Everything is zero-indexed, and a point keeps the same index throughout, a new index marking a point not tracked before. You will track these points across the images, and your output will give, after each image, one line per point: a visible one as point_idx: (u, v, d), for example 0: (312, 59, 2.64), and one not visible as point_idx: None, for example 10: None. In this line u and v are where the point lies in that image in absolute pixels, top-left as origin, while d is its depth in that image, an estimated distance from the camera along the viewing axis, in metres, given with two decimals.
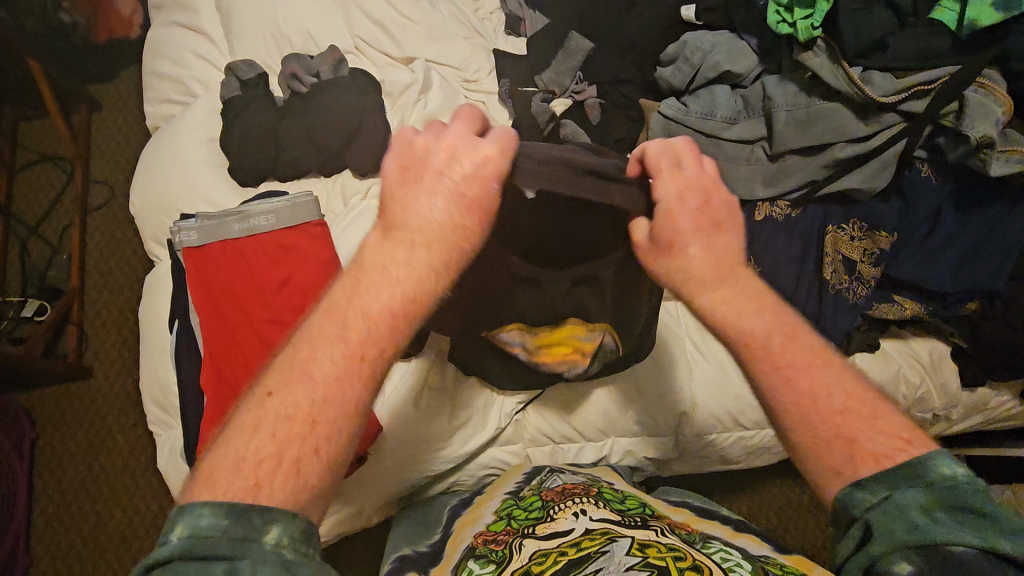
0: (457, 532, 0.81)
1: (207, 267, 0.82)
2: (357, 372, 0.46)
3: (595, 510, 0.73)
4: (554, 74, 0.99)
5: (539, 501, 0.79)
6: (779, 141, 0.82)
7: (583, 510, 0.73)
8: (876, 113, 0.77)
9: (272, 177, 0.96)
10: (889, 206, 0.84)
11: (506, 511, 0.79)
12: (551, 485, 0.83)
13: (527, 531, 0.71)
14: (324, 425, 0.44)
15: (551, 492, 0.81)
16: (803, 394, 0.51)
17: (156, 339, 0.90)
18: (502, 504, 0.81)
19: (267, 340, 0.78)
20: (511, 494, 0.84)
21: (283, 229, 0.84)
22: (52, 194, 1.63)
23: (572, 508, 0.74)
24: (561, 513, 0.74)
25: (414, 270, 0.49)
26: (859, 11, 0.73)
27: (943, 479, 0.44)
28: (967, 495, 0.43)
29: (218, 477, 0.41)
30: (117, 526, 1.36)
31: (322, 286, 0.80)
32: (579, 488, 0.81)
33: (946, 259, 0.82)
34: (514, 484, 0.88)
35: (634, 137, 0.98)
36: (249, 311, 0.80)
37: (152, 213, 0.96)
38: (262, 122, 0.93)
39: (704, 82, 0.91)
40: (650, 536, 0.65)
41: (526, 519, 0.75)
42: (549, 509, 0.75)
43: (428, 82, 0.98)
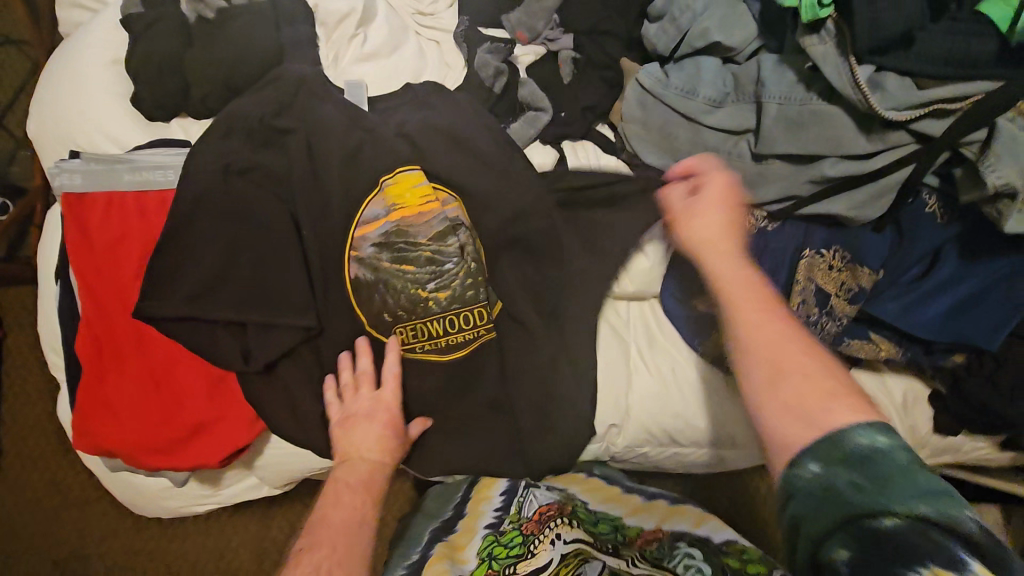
0: (434, 560, 0.81)
1: (83, 219, 0.72)
2: (363, 507, 0.64)
3: (570, 531, 0.81)
4: (522, 15, 0.87)
5: (521, 535, 0.81)
6: (765, 140, 0.70)
7: (558, 534, 0.80)
8: (883, 130, 0.65)
9: (183, 113, 0.85)
10: (881, 237, 0.72)
11: (488, 551, 0.80)
12: (528, 512, 0.84)
13: (508, 569, 0.77)
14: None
15: (530, 521, 0.83)
16: (829, 405, 0.45)
17: (46, 286, 0.82)
18: (484, 543, 0.82)
19: (154, 338, 0.72)
20: (490, 528, 0.84)
21: (89, 206, 0.72)
22: (14, 87, 1.33)
23: (550, 535, 0.80)
24: (541, 544, 0.79)
25: (368, 461, 0.68)
26: None
27: (860, 446, 0.43)
28: (880, 458, 0.42)
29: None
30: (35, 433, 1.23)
31: (135, 268, 0.71)
32: (555, 508, 0.84)
33: (937, 305, 0.70)
34: (492, 514, 0.86)
35: (606, 106, 0.87)
36: (131, 302, 0.72)
37: (48, 145, 0.86)
38: (163, 48, 0.80)
39: (689, 52, 0.76)
40: (620, 564, 0.77)
41: (507, 558, 0.78)
42: (529, 542, 0.80)
43: (370, 13, 0.87)
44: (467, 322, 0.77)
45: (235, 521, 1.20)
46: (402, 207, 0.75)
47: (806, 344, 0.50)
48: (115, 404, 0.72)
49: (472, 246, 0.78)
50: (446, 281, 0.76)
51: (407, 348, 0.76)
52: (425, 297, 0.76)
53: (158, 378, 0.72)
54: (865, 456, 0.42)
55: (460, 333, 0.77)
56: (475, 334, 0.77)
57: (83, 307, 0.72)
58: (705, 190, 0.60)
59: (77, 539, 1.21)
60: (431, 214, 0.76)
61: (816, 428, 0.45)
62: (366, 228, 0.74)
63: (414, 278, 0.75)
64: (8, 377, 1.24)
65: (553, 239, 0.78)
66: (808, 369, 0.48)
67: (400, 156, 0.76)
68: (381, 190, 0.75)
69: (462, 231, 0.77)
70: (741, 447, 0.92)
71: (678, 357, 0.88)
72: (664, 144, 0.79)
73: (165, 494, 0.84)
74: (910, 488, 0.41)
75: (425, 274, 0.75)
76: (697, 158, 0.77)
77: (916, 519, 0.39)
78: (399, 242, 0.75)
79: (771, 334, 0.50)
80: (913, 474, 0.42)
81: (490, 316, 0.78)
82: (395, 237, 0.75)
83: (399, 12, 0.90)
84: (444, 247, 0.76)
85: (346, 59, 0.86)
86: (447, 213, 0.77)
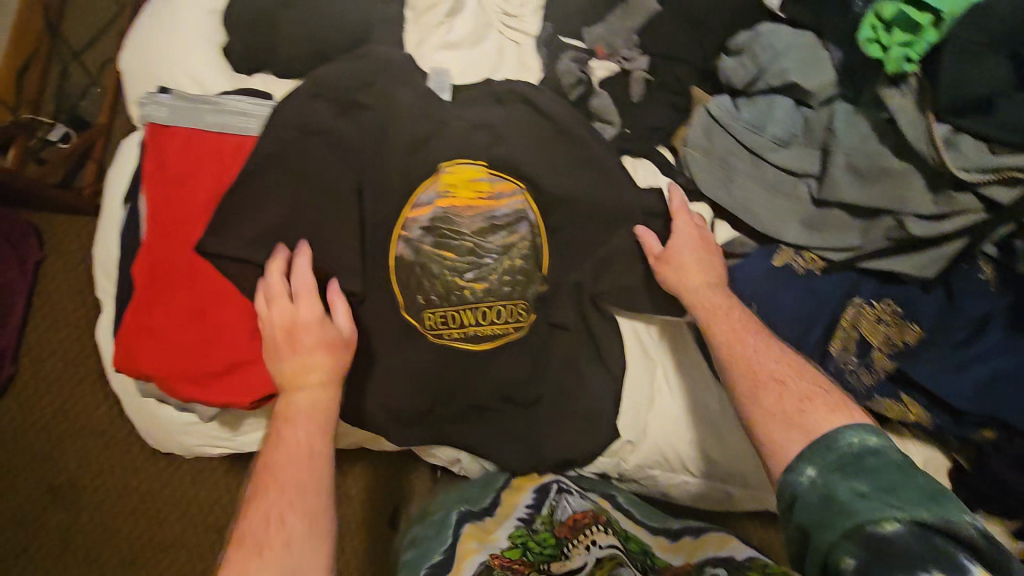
0: (461, 547, 0.76)
1: (164, 149, 0.75)
2: (310, 444, 0.60)
3: (604, 538, 0.77)
4: (605, 31, 0.90)
5: (553, 538, 0.78)
6: (828, 187, 0.71)
7: (594, 539, 0.77)
8: (950, 193, 0.66)
9: (267, 70, 0.88)
10: (929, 297, 0.72)
11: (521, 540, 0.78)
12: (562, 514, 0.81)
13: (542, 565, 0.74)
14: (285, 525, 0.54)
15: (563, 526, 0.80)
16: (796, 409, 0.58)
17: (112, 211, 0.86)
18: (517, 532, 0.79)
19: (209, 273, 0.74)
20: (522, 521, 0.80)
21: (171, 138, 0.75)
22: (100, 23, 1.35)
23: (585, 541, 0.77)
24: (575, 549, 0.76)
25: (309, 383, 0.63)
26: (971, 57, 0.60)
27: (853, 448, 0.53)
28: (872, 459, 0.51)
29: (259, 541, 0.53)
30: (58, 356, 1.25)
31: (204, 203, 0.74)
32: (589, 517, 0.80)
33: (975, 374, 0.70)
34: (524, 509, 0.82)
35: (671, 129, 0.89)
36: (194, 237, 0.74)
37: (134, 78, 0.90)
38: (263, 6, 0.84)
39: (765, 89, 0.78)
40: None
41: (541, 555, 0.76)
42: (564, 545, 0.77)
43: (460, 5, 0.90)
44: (499, 317, 0.78)
45: (234, 475, 1.21)
46: (454, 196, 0.77)
47: (802, 369, 0.63)
48: (158, 332, 0.75)
49: (516, 246, 0.78)
50: (485, 273, 0.77)
51: (433, 332, 0.77)
52: (461, 286, 0.77)
53: (203, 313, 0.74)
54: (864, 462, 0.51)
55: (491, 326, 0.78)
56: (508, 329, 0.78)
57: (148, 233, 0.75)
58: (677, 245, 0.75)
59: (77, 467, 1.21)
60: (480, 210, 0.77)
61: (810, 434, 0.55)
62: (418, 211, 0.76)
63: (451, 266, 0.77)
64: (41, 297, 1.27)
65: (603, 247, 0.80)
66: (783, 395, 0.59)
67: (468, 142, 0.79)
68: (438, 176, 0.77)
69: (506, 231, 0.78)
70: (749, 486, 0.91)
71: (700, 386, 0.88)
72: (722, 174, 0.80)
73: (185, 430, 0.86)
74: (915, 493, 0.48)
75: (461, 264, 0.77)
76: (753, 194, 0.78)
77: (917, 522, 0.46)
78: (444, 230, 0.76)
79: (745, 351, 0.65)
80: (910, 476, 0.50)
81: (524, 314, 0.79)
82: (439, 223, 0.77)
83: (487, 9, 0.93)
84: (485, 242, 0.77)
85: (430, 44, 0.89)
86: (494, 210, 0.78)
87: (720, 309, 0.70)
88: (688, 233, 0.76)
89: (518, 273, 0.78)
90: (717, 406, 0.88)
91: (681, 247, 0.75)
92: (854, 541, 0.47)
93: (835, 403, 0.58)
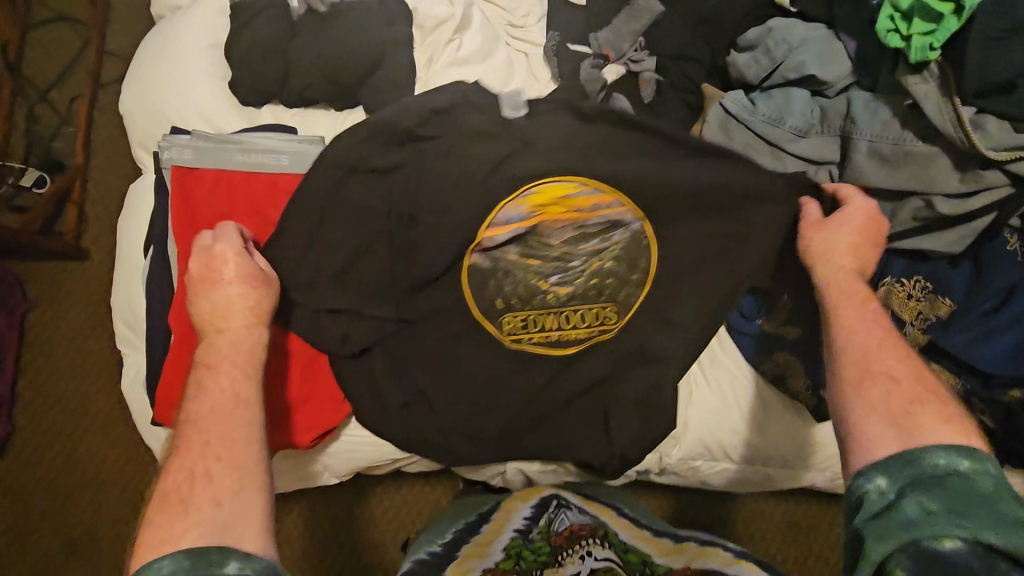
0: (468, 556, 0.86)
1: (192, 194, 0.74)
2: (237, 398, 0.57)
3: (600, 550, 0.91)
4: (611, 35, 0.90)
5: (548, 548, 0.89)
6: (852, 173, 0.74)
7: (590, 551, 0.90)
8: (977, 171, 0.70)
9: (277, 101, 0.87)
10: (958, 272, 0.76)
11: (517, 549, 0.89)
12: (559, 527, 0.90)
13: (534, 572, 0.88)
14: (220, 484, 0.51)
15: (560, 538, 0.90)
16: (901, 409, 0.53)
17: (130, 258, 0.83)
18: (513, 542, 0.88)
19: None
20: (520, 532, 0.89)
21: (200, 182, 0.75)
22: (66, 59, 1.28)
23: (580, 551, 0.90)
24: (569, 557, 0.90)
25: (237, 339, 0.62)
26: (994, 45, 0.65)
27: (939, 469, 0.47)
28: (954, 477, 0.46)
29: (177, 511, 0.49)
30: (57, 410, 1.18)
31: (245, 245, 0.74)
32: (586, 532, 0.91)
33: (1005, 340, 0.73)
34: (523, 521, 0.89)
35: (686, 128, 0.91)
36: None
37: (141, 119, 0.87)
38: (271, 36, 0.83)
39: (779, 82, 0.80)
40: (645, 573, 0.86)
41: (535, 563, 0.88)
42: (558, 555, 0.90)
43: (466, 19, 0.89)
44: (584, 320, 0.77)
45: None
46: (543, 214, 0.74)
47: (921, 373, 0.57)
48: None
49: (606, 251, 0.76)
50: (570, 277, 0.77)
51: (511, 336, 0.77)
52: (546, 290, 0.77)
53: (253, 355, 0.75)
54: (942, 480, 0.46)
55: (575, 331, 0.78)
56: (590, 333, 0.78)
57: (182, 280, 0.74)
58: (840, 212, 0.70)
59: (91, 521, 1.16)
60: (569, 221, 0.75)
61: (912, 440, 0.50)
62: (500, 228, 0.74)
63: (539, 274, 0.76)
64: (30, 350, 1.20)
65: None
66: (892, 394, 0.54)
67: None
68: (521, 196, 0.74)
69: (599, 238, 0.76)
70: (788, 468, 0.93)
71: (738, 377, 0.90)
72: (743, 166, 0.81)
73: None
74: (994, 516, 0.43)
75: (552, 274, 0.76)
76: None
77: (984, 544, 0.42)
78: (532, 240, 0.75)
79: (872, 342, 0.60)
80: (992, 502, 0.44)
81: (612, 317, 0.77)
82: (528, 239, 0.75)
83: (492, 22, 0.93)
84: (573, 251, 0.76)
85: (440, 62, 0.89)
86: (583, 220, 0.75)
87: (864, 297, 0.64)
88: (858, 207, 0.70)
89: (607, 276, 0.77)
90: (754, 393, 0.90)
91: (841, 222, 0.69)
92: (914, 554, 0.43)
93: (955, 426, 0.51)
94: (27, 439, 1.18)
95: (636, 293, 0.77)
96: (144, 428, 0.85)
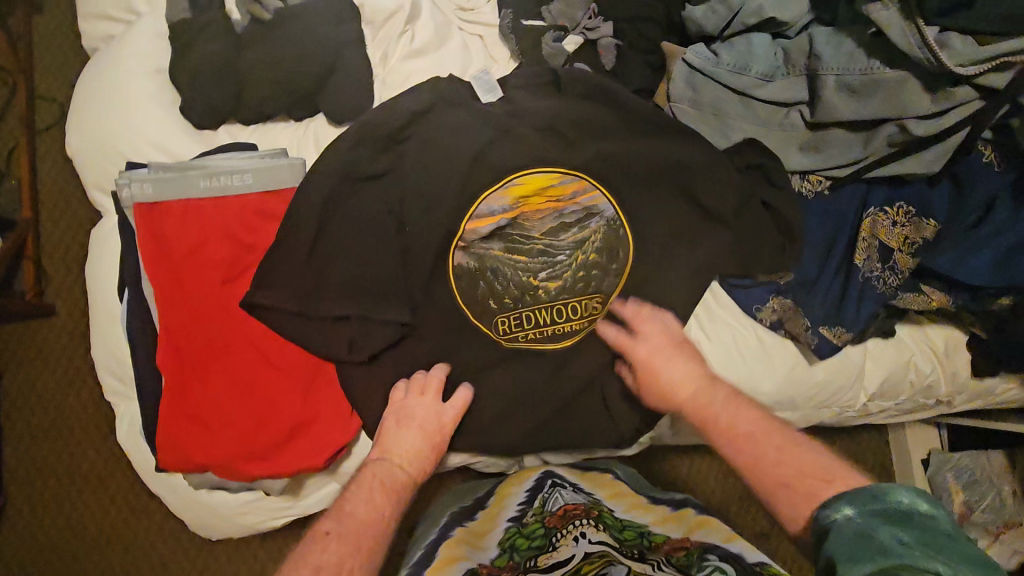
0: (456, 544, 0.80)
1: (161, 228, 0.71)
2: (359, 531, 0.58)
3: (595, 532, 0.79)
4: (564, 6, 0.88)
5: (544, 529, 0.82)
6: (823, 109, 0.75)
7: (584, 532, 0.79)
8: (948, 89, 0.71)
9: (233, 120, 0.83)
10: (939, 192, 0.79)
11: (510, 540, 0.81)
12: (553, 507, 0.84)
13: (529, 559, 0.77)
14: None
15: (554, 518, 0.83)
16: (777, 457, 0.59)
17: (105, 305, 0.79)
18: (507, 533, 0.83)
19: (246, 345, 0.71)
20: (513, 520, 0.85)
21: (166, 215, 0.71)
22: None
23: (573, 532, 0.80)
24: (564, 539, 0.79)
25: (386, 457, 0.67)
26: None
27: (903, 507, 0.47)
28: (923, 519, 0.46)
29: None
30: (49, 475, 1.14)
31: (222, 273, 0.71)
32: (581, 509, 0.83)
33: (992, 250, 0.74)
34: (516, 507, 0.87)
35: (652, 89, 0.90)
36: (222, 309, 0.71)
37: (94, 160, 0.83)
38: (216, 52, 0.79)
39: (741, 29, 0.81)
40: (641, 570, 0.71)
41: (530, 549, 0.79)
42: (551, 537, 0.80)
43: (415, 10, 0.87)
44: (575, 313, 0.79)
45: None
46: (524, 205, 0.78)
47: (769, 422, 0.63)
48: (201, 416, 0.71)
49: (587, 241, 0.79)
50: (558, 271, 0.79)
51: (508, 334, 0.78)
52: (536, 286, 0.79)
53: (247, 385, 0.71)
54: (910, 518, 0.46)
55: (568, 321, 0.79)
56: (583, 324, 0.80)
57: (163, 318, 0.71)
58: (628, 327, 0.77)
59: None
60: (550, 213, 0.79)
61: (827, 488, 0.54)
62: (481, 220, 0.78)
63: (527, 266, 0.78)
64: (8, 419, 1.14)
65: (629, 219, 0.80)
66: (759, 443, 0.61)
67: (470, 146, 0.77)
68: (505, 188, 0.78)
69: (578, 228, 0.79)
70: (798, 409, 0.94)
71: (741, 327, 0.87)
72: (716, 121, 0.82)
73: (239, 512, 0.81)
74: (964, 553, 0.43)
75: (538, 266, 0.79)
76: (750, 131, 0.80)
77: None
78: (516, 234, 0.78)
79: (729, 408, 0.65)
80: (962, 544, 0.44)
81: (599, 305, 0.80)
82: (510, 231, 0.78)
83: (442, 8, 0.91)
84: (557, 241, 0.79)
85: (395, 57, 0.86)
86: (562, 208, 0.79)
87: (737, 399, 0.66)
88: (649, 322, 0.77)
89: (590, 268, 0.79)
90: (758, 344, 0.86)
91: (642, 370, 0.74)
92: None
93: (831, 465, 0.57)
94: (23, 510, 1.13)
95: (616, 282, 0.80)
96: (149, 478, 0.81)
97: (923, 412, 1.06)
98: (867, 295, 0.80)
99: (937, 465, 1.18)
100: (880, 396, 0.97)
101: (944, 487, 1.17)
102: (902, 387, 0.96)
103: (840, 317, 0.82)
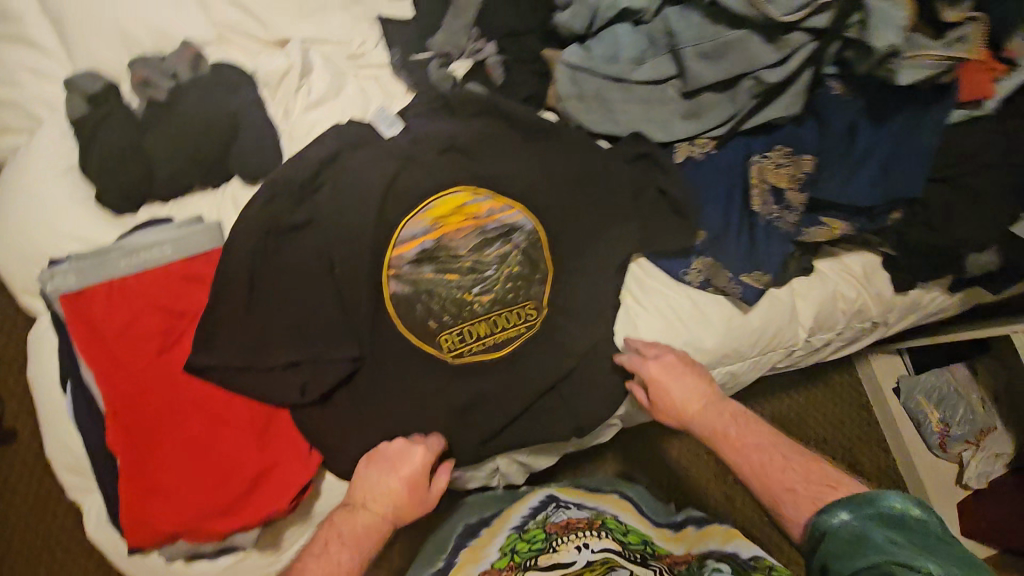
0: (463, 563, 0.88)
1: (88, 314, 0.72)
2: None
3: (597, 541, 0.84)
4: (446, 36, 0.95)
5: (544, 533, 0.88)
6: (690, 77, 0.82)
7: (586, 542, 0.84)
8: (784, 37, 0.78)
9: (150, 200, 0.86)
10: (805, 128, 0.85)
11: (510, 546, 0.87)
12: (556, 518, 0.91)
13: (530, 560, 0.83)
14: None
15: (555, 526, 0.89)
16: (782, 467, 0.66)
17: (52, 403, 0.80)
18: (507, 539, 0.89)
19: (194, 407, 0.73)
20: (515, 527, 0.91)
21: (91, 301, 0.72)
22: None
23: (574, 541, 0.85)
24: (564, 544, 0.84)
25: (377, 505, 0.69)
26: None
27: (897, 512, 0.56)
28: (912, 523, 0.55)
29: None
30: None
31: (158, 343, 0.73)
32: (582, 522, 0.90)
33: (870, 168, 0.83)
34: (521, 515, 0.93)
35: (542, 94, 0.96)
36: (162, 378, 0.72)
37: (19, 266, 0.85)
38: (120, 139, 0.82)
39: (603, 24, 0.89)
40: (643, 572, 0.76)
41: (528, 552, 0.84)
42: (551, 540, 0.86)
43: (307, 65, 0.92)
44: (510, 320, 0.84)
45: None
46: (445, 225, 0.83)
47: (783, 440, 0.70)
48: (160, 486, 0.71)
49: (511, 254, 0.84)
50: (489, 286, 0.83)
51: (452, 352, 0.82)
52: (470, 301, 0.82)
53: (202, 446, 0.72)
54: (904, 523, 0.55)
55: (506, 331, 0.84)
56: (518, 327, 0.84)
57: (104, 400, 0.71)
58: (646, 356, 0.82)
59: None
60: (471, 229, 0.83)
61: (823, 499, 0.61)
62: (405, 246, 0.81)
63: (458, 283, 0.82)
64: None
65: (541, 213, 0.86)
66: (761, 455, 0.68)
67: (378, 175, 0.82)
68: (424, 211, 0.82)
69: (499, 242, 0.84)
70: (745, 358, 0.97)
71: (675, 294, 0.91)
72: (602, 108, 0.88)
73: None
74: (952, 554, 0.51)
75: (469, 283, 0.83)
76: (634, 112, 0.87)
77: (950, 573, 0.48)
78: (444, 255, 0.82)
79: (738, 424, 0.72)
80: (948, 547, 0.52)
81: (533, 311, 0.85)
82: (436, 252, 0.82)
83: (333, 59, 0.96)
84: (483, 257, 0.83)
85: (297, 111, 0.91)
86: (482, 224, 0.84)
87: (745, 417, 0.74)
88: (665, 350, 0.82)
89: (516, 279, 0.84)
90: (691, 305, 0.90)
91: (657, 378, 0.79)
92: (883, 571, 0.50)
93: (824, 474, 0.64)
94: None
95: (543, 288, 0.86)
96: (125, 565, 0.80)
97: (865, 336, 1.10)
98: (772, 235, 0.87)
99: (909, 389, 1.24)
100: (819, 329, 1.01)
101: (920, 410, 1.22)
102: (835, 316, 1.00)
103: (755, 261, 0.87)
